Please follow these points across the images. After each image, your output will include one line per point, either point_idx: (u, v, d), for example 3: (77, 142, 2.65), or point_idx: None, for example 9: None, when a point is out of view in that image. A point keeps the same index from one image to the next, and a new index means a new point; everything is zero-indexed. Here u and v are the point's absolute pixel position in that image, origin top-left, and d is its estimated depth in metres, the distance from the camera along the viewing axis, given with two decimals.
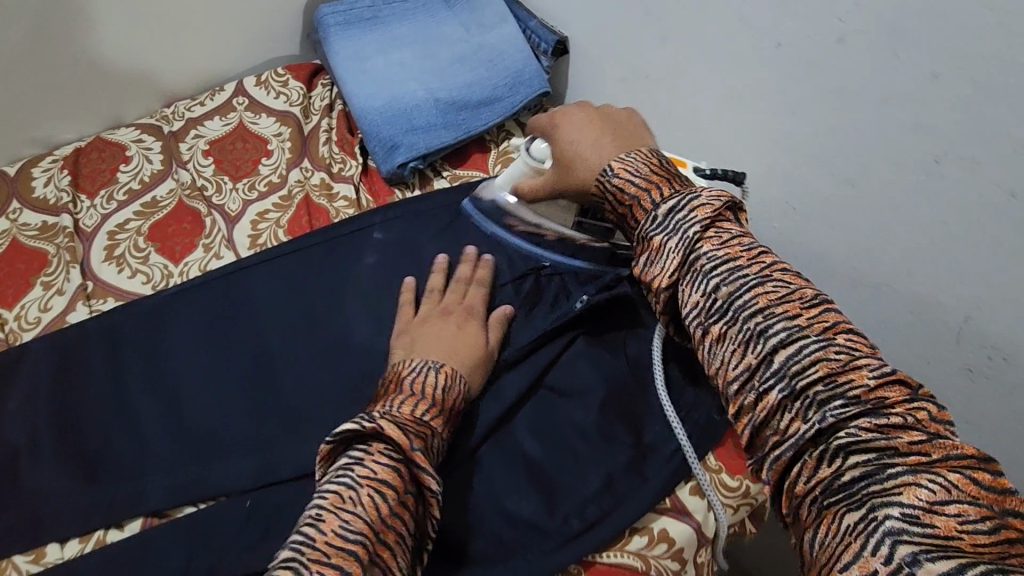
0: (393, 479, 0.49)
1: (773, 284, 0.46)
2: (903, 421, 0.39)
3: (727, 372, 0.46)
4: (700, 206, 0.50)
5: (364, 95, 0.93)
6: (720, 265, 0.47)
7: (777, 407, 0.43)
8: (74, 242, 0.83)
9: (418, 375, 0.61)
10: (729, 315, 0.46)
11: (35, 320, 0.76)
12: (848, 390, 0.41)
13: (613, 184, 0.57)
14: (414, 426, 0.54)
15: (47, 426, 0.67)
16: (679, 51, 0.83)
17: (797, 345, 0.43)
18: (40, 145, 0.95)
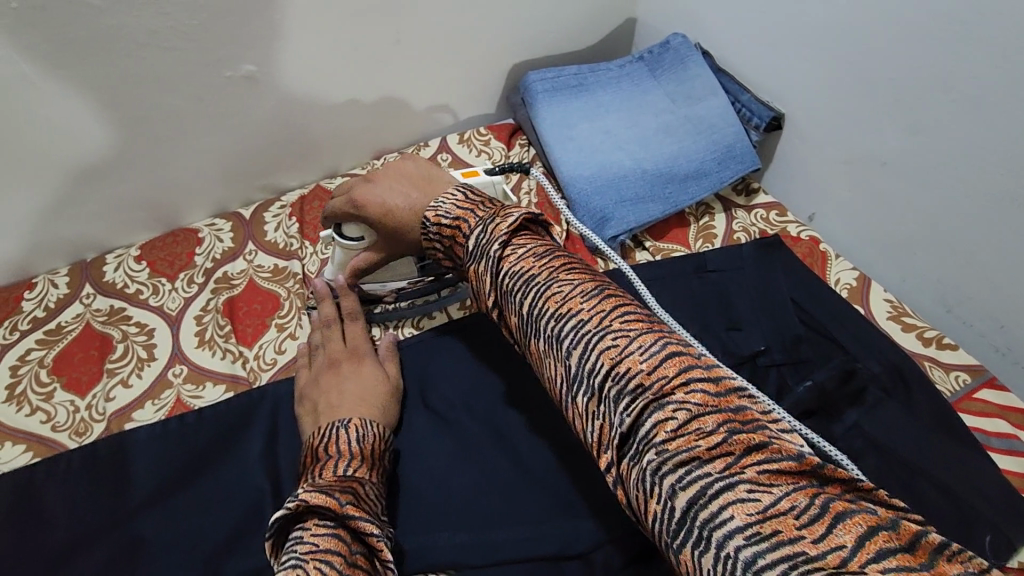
0: (335, 544, 0.50)
1: (552, 283, 0.51)
2: (686, 416, 0.42)
3: (555, 387, 0.50)
4: (500, 225, 0.55)
5: (573, 161, 0.94)
6: (518, 278, 0.52)
7: (588, 415, 0.47)
8: (302, 286, 0.88)
9: (331, 436, 0.64)
10: (538, 329, 0.51)
11: (271, 361, 0.80)
12: (631, 383, 0.44)
13: (432, 232, 0.61)
14: (338, 485, 0.57)
15: (289, 473, 0.69)
16: (928, 144, 0.77)
17: (584, 343, 0.47)
18: (268, 190, 1.04)
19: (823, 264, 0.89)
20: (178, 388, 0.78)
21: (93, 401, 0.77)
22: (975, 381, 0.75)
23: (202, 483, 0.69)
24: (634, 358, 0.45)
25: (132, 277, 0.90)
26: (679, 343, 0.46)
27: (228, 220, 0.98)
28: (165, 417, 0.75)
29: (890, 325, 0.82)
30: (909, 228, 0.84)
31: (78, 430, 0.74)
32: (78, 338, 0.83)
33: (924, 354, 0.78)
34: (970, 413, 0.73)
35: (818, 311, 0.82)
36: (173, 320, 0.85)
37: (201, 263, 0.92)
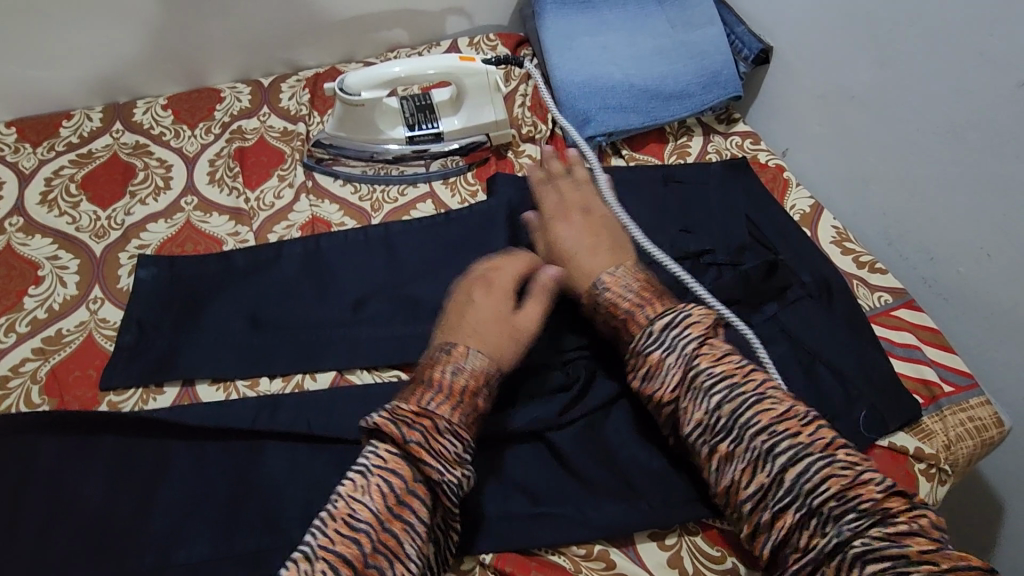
0: (399, 469, 0.55)
1: (761, 399, 0.58)
2: (909, 529, 0.50)
3: (740, 488, 0.56)
4: (693, 324, 0.63)
5: (568, 68, 1.01)
6: (718, 384, 0.59)
7: (795, 525, 0.53)
8: (304, 146, 0.97)
9: (434, 361, 0.62)
10: (736, 436, 0.57)
11: (270, 204, 0.90)
12: (855, 501, 0.51)
13: (604, 299, 0.68)
14: (415, 417, 0.56)
15: (272, 288, 0.80)
16: (894, 77, 0.83)
17: (803, 462, 0.54)
18: (288, 65, 1.13)
19: (783, 189, 0.95)
20: (188, 213, 0.89)
21: (113, 214, 0.88)
22: (894, 301, 0.82)
23: (195, 287, 0.80)
24: (862, 483, 0.52)
25: (158, 121, 1.00)
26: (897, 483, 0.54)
27: (249, 85, 1.07)
28: (176, 233, 0.86)
29: (831, 248, 0.88)
30: (866, 161, 0.89)
31: (98, 233, 0.85)
32: (105, 163, 0.94)
33: (854, 274, 0.85)
34: (884, 326, 0.80)
35: (766, 227, 0.89)
36: (189, 160, 0.95)
37: (219, 117, 1.01)
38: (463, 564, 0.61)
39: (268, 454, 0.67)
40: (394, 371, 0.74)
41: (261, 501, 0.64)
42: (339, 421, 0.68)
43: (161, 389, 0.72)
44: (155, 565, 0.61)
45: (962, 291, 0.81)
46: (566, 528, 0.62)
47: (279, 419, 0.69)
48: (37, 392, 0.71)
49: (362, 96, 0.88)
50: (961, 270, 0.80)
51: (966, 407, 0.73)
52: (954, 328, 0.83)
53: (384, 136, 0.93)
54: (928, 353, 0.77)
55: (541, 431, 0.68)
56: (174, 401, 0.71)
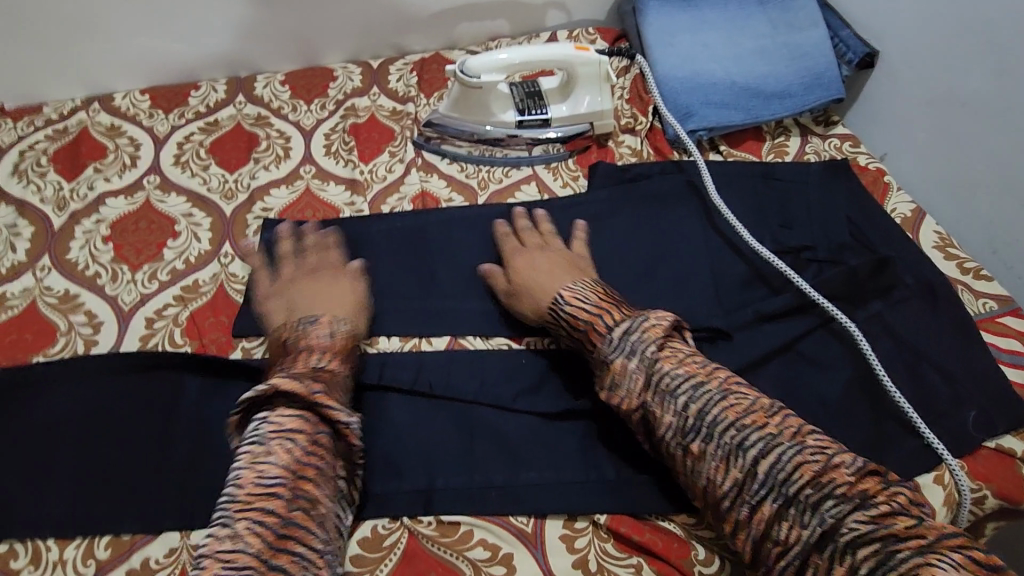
0: (300, 425, 0.60)
1: (726, 398, 0.60)
2: (886, 507, 0.51)
3: (718, 487, 0.57)
4: (651, 329, 0.65)
5: (669, 64, 1.03)
6: (683, 384, 0.61)
7: (775, 516, 0.54)
8: (414, 125, 1.02)
9: (299, 331, 0.70)
10: (708, 434, 0.58)
11: (382, 176, 0.95)
12: (832, 488, 0.52)
13: (565, 311, 0.70)
14: (310, 374, 0.64)
15: (389, 256, 0.85)
16: (1011, 85, 0.82)
17: (775, 453, 0.55)
18: (394, 50, 1.18)
19: (883, 193, 0.95)
20: (308, 181, 0.94)
21: (240, 178, 0.94)
22: (1000, 309, 0.81)
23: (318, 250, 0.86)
24: (836, 468, 0.54)
25: (277, 95, 1.06)
26: (869, 464, 0.55)
27: (359, 66, 1.12)
28: (298, 199, 0.91)
29: (933, 253, 0.88)
30: (973, 168, 0.89)
31: (227, 195, 0.92)
32: (230, 132, 1.00)
33: (957, 279, 0.85)
34: (989, 332, 0.80)
35: (866, 227, 0.90)
36: (307, 133, 1.01)
37: (333, 95, 1.07)
38: (577, 523, 0.64)
39: (390, 406, 0.72)
40: (504, 341, 0.78)
41: (386, 447, 0.69)
42: (456, 383, 0.73)
43: None
44: None
45: None
46: (675, 497, 0.65)
47: (399, 376, 0.74)
48: (179, 334, 0.77)
49: (481, 79, 0.92)
50: None
51: None
52: None
53: (494, 118, 0.97)
54: None
55: None
56: None
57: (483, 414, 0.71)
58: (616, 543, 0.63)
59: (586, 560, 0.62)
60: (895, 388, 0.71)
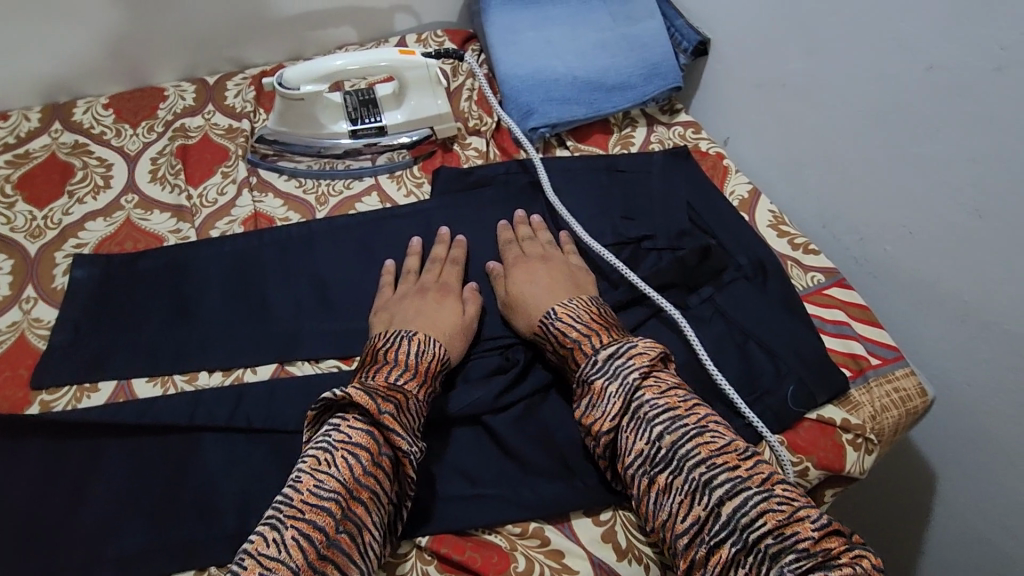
0: (366, 442, 0.57)
1: (701, 432, 0.58)
2: (852, 572, 0.49)
3: (678, 522, 0.56)
4: (636, 355, 0.64)
5: (511, 62, 1.02)
6: (660, 412, 0.59)
7: (732, 562, 0.52)
8: (249, 142, 0.96)
9: (392, 345, 0.67)
10: (677, 467, 0.57)
11: (213, 200, 0.89)
12: (794, 541, 0.51)
13: (555, 327, 0.69)
14: (386, 392, 0.60)
15: (214, 285, 0.80)
16: (819, 65, 0.86)
17: (741, 495, 0.53)
18: (234, 64, 1.12)
19: (722, 176, 0.97)
20: (129, 211, 0.87)
21: (50, 213, 0.87)
22: (826, 281, 0.84)
23: (134, 284, 0.79)
24: (802, 520, 0.52)
25: (99, 120, 0.99)
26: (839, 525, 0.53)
27: (194, 83, 1.06)
28: (115, 232, 0.85)
29: (768, 232, 0.90)
30: (799, 147, 0.92)
31: (34, 233, 0.84)
32: (42, 164, 0.92)
33: (789, 255, 0.87)
34: (815, 304, 0.82)
35: (705, 212, 0.91)
36: (131, 158, 0.94)
37: (163, 116, 1.00)
38: (399, 549, 0.62)
39: (205, 447, 0.67)
40: (334, 363, 0.74)
41: (198, 493, 0.64)
42: (277, 414, 0.69)
43: (96, 387, 0.71)
44: (88, 561, 0.60)
45: (890, 268, 0.83)
46: (500, 508, 0.63)
47: (216, 414, 0.68)
48: None
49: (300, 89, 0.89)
50: (888, 248, 0.83)
51: (892, 378, 0.75)
52: (886, 305, 0.86)
53: (327, 131, 0.93)
54: (857, 329, 0.80)
55: (479, 415, 0.69)
56: (109, 399, 0.70)
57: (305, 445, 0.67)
58: (438, 565, 0.61)
59: None
60: (719, 371, 0.73)
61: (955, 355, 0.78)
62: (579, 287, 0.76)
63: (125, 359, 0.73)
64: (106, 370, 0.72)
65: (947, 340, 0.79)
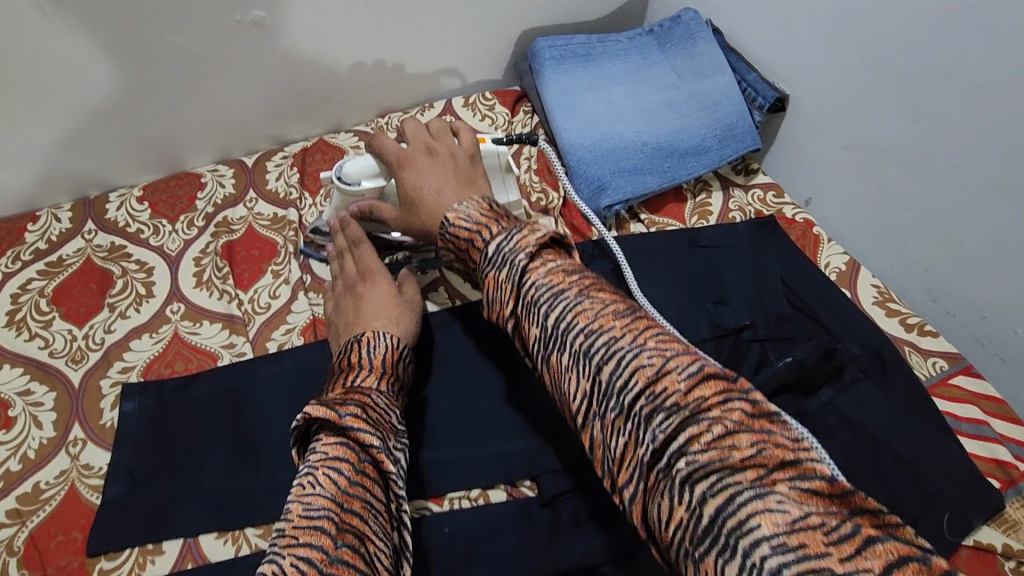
0: (342, 452, 0.53)
1: (580, 301, 0.49)
2: (722, 429, 0.40)
3: (571, 402, 0.48)
4: (516, 232, 0.54)
5: (574, 131, 0.94)
6: (546, 292, 0.50)
7: (614, 430, 0.45)
8: (298, 235, 0.89)
9: (344, 354, 0.65)
10: (563, 344, 0.48)
11: (265, 305, 0.82)
12: (666, 400, 0.42)
13: (449, 232, 0.59)
14: (344, 397, 0.57)
15: (281, 412, 0.72)
16: (927, 132, 0.77)
17: (616, 358, 0.45)
18: (272, 141, 1.05)
19: (814, 247, 0.89)
20: (175, 323, 0.80)
21: (90, 331, 0.79)
22: (952, 369, 0.76)
23: (191, 416, 0.71)
24: (670, 374, 0.43)
25: (133, 216, 0.91)
26: (716, 367, 0.44)
27: (231, 167, 0.98)
28: (164, 351, 0.77)
29: (875, 310, 0.83)
30: (902, 214, 0.84)
31: (75, 357, 0.76)
32: (78, 271, 0.85)
33: (904, 339, 0.79)
34: (944, 398, 0.74)
35: (805, 292, 0.83)
36: (172, 260, 0.86)
37: (202, 207, 0.93)
38: None
39: None
40: (423, 504, 0.68)
41: None
42: None
43: (161, 549, 0.63)
44: None
45: (1022, 354, 0.75)
46: None
47: None
48: (14, 568, 0.61)
49: (359, 185, 0.79)
50: (1019, 333, 0.75)
51: None
52: (1016, 392, 0.78)
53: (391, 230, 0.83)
54: (996, 428, 0.72)
55: (597, 566, 0.61)
56: (176, 564, 0.62)
57: None
58: None
59: None
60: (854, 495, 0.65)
61: None
62: (472, 178, 0.69)
63: (191, 510, 0.65)
64: (171, 526, 0.64)
65: None
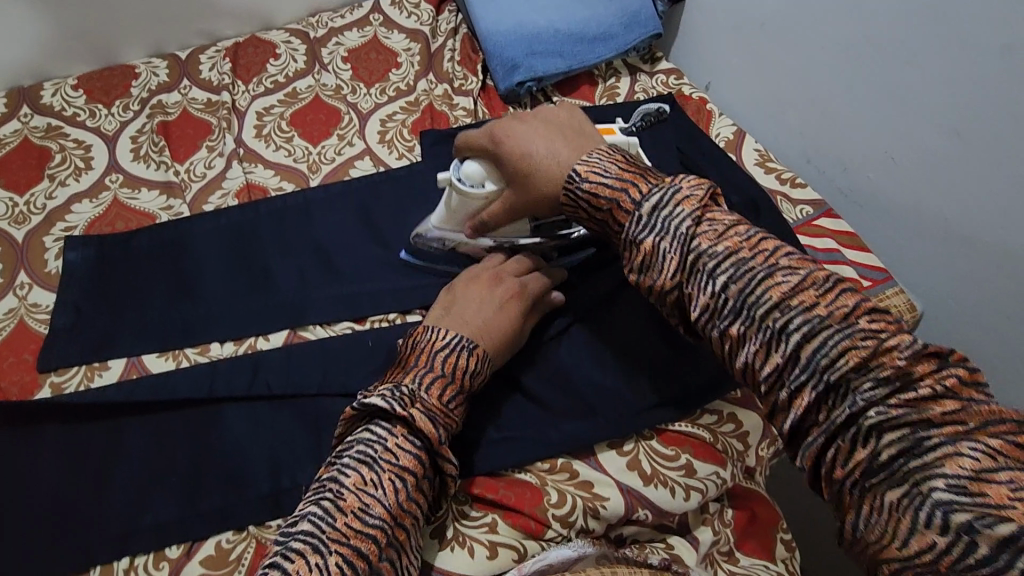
0: (414, 466, 0.54)
1: (772, 274, 0.49)
2: (930, 392, 0.43)
3: (754, 373, 0.48)
4: (685, 200, 0.53)
5: (491, 19, 1.01)
6: (665, 207, 0.53)
7: (815, 403, 0.45)
8: (231, 115, 0.95)
9: (450, 353, 0.61)
10: (741, 313, 0.49)
11: (201, 174, 0.88)
12: (875, 373, 0.44)
13: (584, 190, 0.59)
14: (441, 418, 0.57)
15: (215, 257, 0.79)
16: (796, 1, 0.88)
17: (820, 338, 0.46)
18: (205, 37, 1.09)
19: (708, 120, 1.00)
20: (115, 190, 0.85)
21: (32, 198, 0.84)
22: (815, 212, 0.88)
23: (131, 263, 0.78)
24: (890, 351, 0.44)
25: (69, 101, 0.95)
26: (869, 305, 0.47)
27: (166, 59, 1.02)
28: (104, 212, 0.83)
29: (756, 169, 0.94)
30: (781, 84, 0.94)
31: (19, 219, 0.82)
32: (16, 149, 0.89)
33: (778, 190, 0.91)
34: (807, 235, 0.86)
35: (695, 155, 0.93)
36: (109, 138, 0.91)
37: (137, 94, 0.97)
38: None
39: (226, 415, 0.67)
40: (346, 324, 0.75)
41: (222, 459, 0.64)
42: (297, 378, 0.69)
43: (106, 365, 0.71)
44: (120, 532, 0.60)
45: (873, 195, 0.87)
46: (526, 448, 0.66)
47: (233, 384, 0.68)
48: None
49: (484, 188, 0.69)
50: (869, 176, 0.86)
51: (883, 297, 0.80)
52: (869, 232, 0.90)
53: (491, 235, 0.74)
54: (847, 255, 0.84)
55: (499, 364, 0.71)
56: (122, 376, 0.70)
57: (329, 404, 0.67)
58: (473, 504, 0.63)
59: (443, 528, 0.62)
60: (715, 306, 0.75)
61: (935, 276, 0.82)
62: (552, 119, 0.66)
63: (135, 335, 0.73)
64: (118, 346, 0.72)
65: (927, 262, 0.83)
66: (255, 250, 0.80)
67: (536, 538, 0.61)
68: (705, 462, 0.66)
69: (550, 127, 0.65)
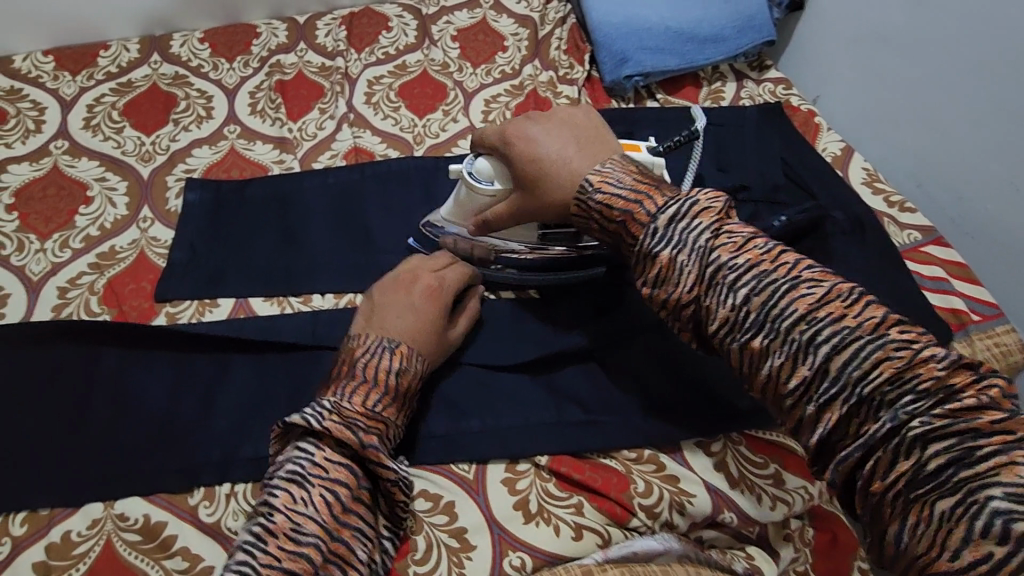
0: (344, 476, 0.55)
1: (797, 285, 0.48)
2: (976, 402, 0.42)
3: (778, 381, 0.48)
4: (704, 211, 0.53)
5: (604, 10, 1.01)
6: (743, 275, 0.50)
7: (846, 414, 0.45)
8: (343, 80, 0.97)
9: (370, 358, 0.60)
10: (763, 326, 0.48)
11: (312, 134, 0.91)
12: (914, 384, 0.44)
13: (597, 200, 0.59)
14: (367, 423, 0.57)
15: (321, 215, 0.82)
16: (928, 19, 0.84)
17: (852, 347, 0.45)
18: (322, 4, 1.12)
19: (814, 133, 0.97)
20: (232, 140, 0.89)
21: (158, 139, 0.89)
22: (924, 238, 0.85)
23: (243, 211, 0.82)
24: (926, 361, 0.44)
25: (196, 54, 1.00)
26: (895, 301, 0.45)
27: (285, 22, 1.06)
28: (222, 160, 0.87)
29: (863, 188, 0.91)
30: (899, 103, 0.91)
31: (145, 157, 0.87)
32: (145, 92, 0.94)
33: (885, 212, 0.88)
34: (914, 260, 0.83)
35: (801, 167, 0.91)
36: (229, 91, 0.95)
37: (257, 52, 1.01)
38: (518, 466, 0.64)
39: (324, 363, 0.69)
40: None
41: None
42: None
43: (216, 302, 0.74)
44: (218, 461, 0.63)
45: (991, 228, 0.82)
46: (613, 435, 0.66)
47: (333, 336, 0.70)
48: (97, 302, 0.73)
49: (494, 185, 0.69)
50: (988, 207, 0.82)
51: (993, 334, 0.77)
52: (981, 266, 0.85)
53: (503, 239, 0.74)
54: (957, 286, 0.81)
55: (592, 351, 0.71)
56: (230, 314, 0.73)
57: None
58: (557, 483, 0.63)
59: (526, 501, 0.62)
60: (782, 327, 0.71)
61: None
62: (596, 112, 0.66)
63: (243, 279, 0.76)
64: (227, 287, 0.75)
65: None
66: (359, 212, 0.82)
67: (620, 526, 0.61)
68: (795, 476, 0.65)
69: (565, 130, 0.65)
